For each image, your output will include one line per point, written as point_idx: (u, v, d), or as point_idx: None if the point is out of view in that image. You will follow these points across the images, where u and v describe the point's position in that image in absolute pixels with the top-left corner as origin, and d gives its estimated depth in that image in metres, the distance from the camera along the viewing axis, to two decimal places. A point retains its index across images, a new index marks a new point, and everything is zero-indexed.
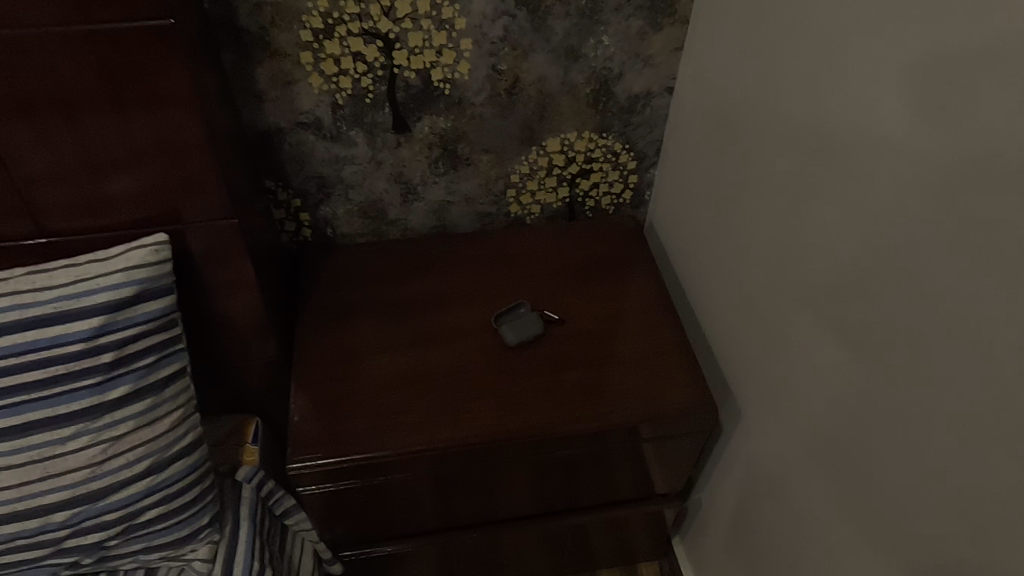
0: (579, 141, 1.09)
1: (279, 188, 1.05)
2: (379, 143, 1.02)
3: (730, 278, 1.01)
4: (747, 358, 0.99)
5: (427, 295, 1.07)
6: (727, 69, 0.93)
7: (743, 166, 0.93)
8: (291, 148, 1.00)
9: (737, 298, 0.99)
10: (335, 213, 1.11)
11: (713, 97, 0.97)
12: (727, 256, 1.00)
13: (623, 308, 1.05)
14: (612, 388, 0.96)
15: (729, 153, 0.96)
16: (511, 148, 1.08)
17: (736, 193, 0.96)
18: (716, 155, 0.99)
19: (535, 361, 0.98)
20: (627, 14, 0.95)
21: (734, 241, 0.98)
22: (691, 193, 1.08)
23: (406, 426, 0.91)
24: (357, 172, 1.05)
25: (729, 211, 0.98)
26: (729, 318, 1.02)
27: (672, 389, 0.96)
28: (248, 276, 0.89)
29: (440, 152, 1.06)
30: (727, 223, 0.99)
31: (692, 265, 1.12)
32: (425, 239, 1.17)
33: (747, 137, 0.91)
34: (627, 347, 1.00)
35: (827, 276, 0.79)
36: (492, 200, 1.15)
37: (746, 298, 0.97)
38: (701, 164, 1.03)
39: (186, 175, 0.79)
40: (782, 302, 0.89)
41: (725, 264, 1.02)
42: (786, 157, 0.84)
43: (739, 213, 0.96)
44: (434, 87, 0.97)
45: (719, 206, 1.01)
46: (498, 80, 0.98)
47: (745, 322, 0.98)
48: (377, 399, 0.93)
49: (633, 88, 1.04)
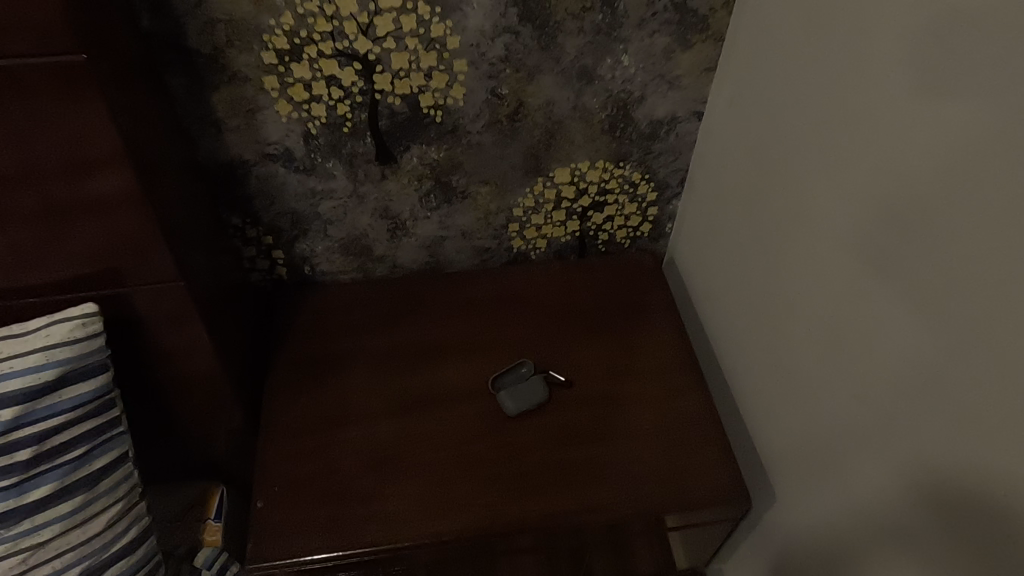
0: (593, 170, 0.95)
1: (247, 225, 0.92)
2: (361, 176, 0.89)
3: (753, 340, 0.86)
4: (767, 434, 0.85)
5: (413, 346, 0.94)
6: (760, 101, 0.78)
7: (772, 215, 0.79)
8: (258, 182, 0.87)
9: (760, 364, 0.85)
10: (313, 250, 0.97)
11: (745, 130, 0.82)
12: (751, 314, 0.86)
13: (641, 367, 0.92)
14: (626, 468, 0.82)
15: (757, 197, 0.81)
16: (514, 179, 0.94)
17: (763, 245, 0.81)
18: (744, 196, 0.85)
19: (539, 433, 0.85)
20: (652, 30, 0.80)
21: (759, 299, 0.84)
22: (717, 234, 0.93)
23: (386, 516, 0.78)
24: (336, 208, 0.92)
25: (756, 264, 0.84)
26: (750, 383, 0.88)
27: (697, 470, 0.83)
28: (202, 341, 0.76)
29: (431, 185, 0.92)
30: (752, 276, 0.85)
31: (716, 314, 0.98)
32: (416, 277, 1.03)
33: (778, 183, 0.76)
34: (644, 416, 0.87)
35: (858, 363, 0.65)
36: (491, 234, 1.01)
37: (769, 366, 0.83)
38: (728, 202, 0.89)
39: (125, 232, 0.65)
40: (808, 383, 0.74)
41: (747, 323, 0.87)
42: (819, 215, 0.69)
43: (765, 269, 0.81)
44: (423, 113, 0.83)
45: (744, 254, 0.86)
46: (498, 105, 0.84)
47: (768, 395, 0.84)
48: (354, 482, 0.80)
49: (656, 113, 0.89)
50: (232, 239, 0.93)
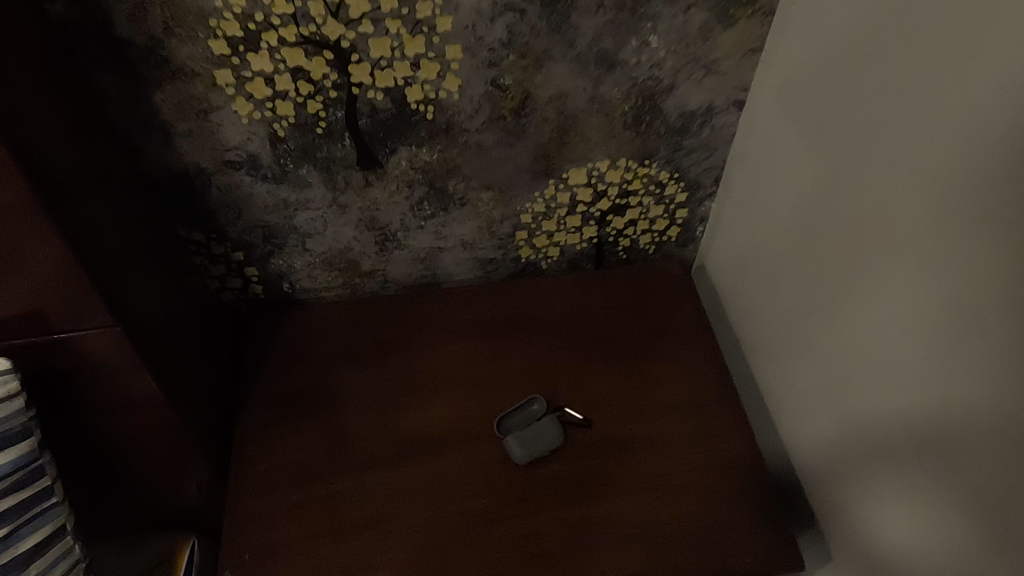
0: (613, 170, 0.81)
1: (212, 241, 0.79)
2: (341, 185, 0.76)
3: (801, 379, 0.73)
4: (820, 495, 0.72)
5: (405, 379, 0.82)
6: (817, 92, 0.64)
7: (829, 233, 0.65)
8: (219, 194, 0.74)
9: (809, 409, 0.72)
10: (291, 265, 0.85)
11: (795, 128, 0.69)
12: (798, 345, 0.73)
13: (668, 404, 0.81)
14: (652, 530, 0.71)
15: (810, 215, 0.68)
16: (520, 182, 0.80)
17: (818, 270, 0.68)
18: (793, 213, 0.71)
19: (552, 486, 0.74)
20: (686, 5, 0.66)
21: (809, 332, 0.70)
22: (756, 249, 0.80)
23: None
24: (314, 219, 0.79)
25: (805, 290, 0.70)
26: (794, 428, 0.76)
27: (734, 532, 0.71)
28: (151, 391, 0.64)
29: (424, 192, 0.79)
30: (799, 304, 0.72)
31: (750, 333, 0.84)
32: (410, 294, 0.91)
33: (839, 196, 0.63)
34: (674, 464, 0.76)
35: (953, 429, 0.52)
36: (495, 244, 0.88)
37: (820, 413, 0.70)
38: (772, 216, 0.75)
39: (48, 280, 0.54)
40: (877, 446, 0.61)
41: (795, 355, 0.74)
42: (899, 243, 0.55)
43: (819, 298, 0.68)
44: (411, 110, 0.70)
45: (790, 277, 0.73)
46: (500, 98, 0.71)
47: (820, 447, 0.71)
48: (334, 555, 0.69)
49: (688, 103, 0.75)
50: (195, 257, 0.81)
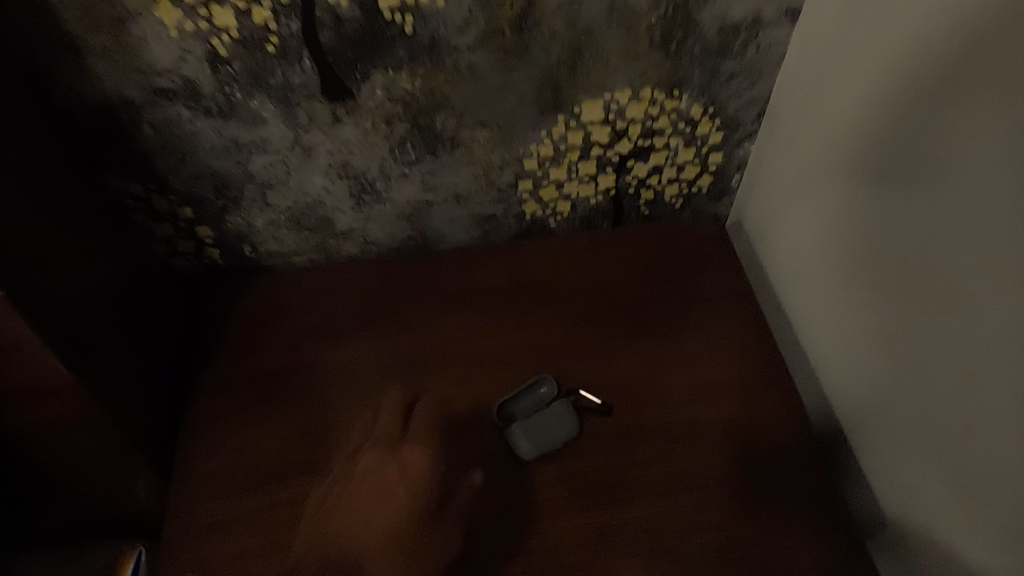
0: (634, 103, 0.68)
1: (152, 194, 0.66)
2: (304, 121, 0.62)
3: (860, 363, 0.60)
4: (895, 504, 0.58)
5: (390, 357, 0.69)
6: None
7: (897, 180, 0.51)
8: (155, 133, 0.60)
9: (870, 401, 0.59)
10: (251, 224, 0.71)
11: (857, 48, 0.55)
12: (857, 322, 0.59)
13: (704, 386, 0.68)
14: (690, 544, 0.59)
15: (870, 163, 0.54)
16: (523, 118, 0.66)
17: (880, 230, 0.54)
18: (849, 163, 0.57)
19: (563, 485, 0.62)
20: None
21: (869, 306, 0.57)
22: (804, 208, 0.67)
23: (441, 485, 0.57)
24: (273, 165, 0.66)
25: (863, 256, 0.57)
26: (855, 421, 0.62)
27: (787, 541, 0.59)
28: (65, 378, 0.51)
29: (406, 129, 0.65)
30: (857, 274, 0.58)
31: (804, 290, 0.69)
32: (396, 258, 0.77)
33: (907, 130, 0.49)
34: (711, 458, 0.63)
35: None
36: (494, 196, 0.74)
37: (884, 406, 0.57)
38: (823, 167, 0.62)
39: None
40: (963, 451, 0.48)
41: (853, 334, 0.61)
42: (1005, 171, 0.41)
43: (883, 265, 0.54)
44: (385, 19, 0.55)
45: (845, 240, 0.60)
46: (497, 5, 0.56)
47: (890, 448, 0.57)
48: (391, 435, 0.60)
49: (730, 14, 0.61)
50: (133, 215, 0.67)
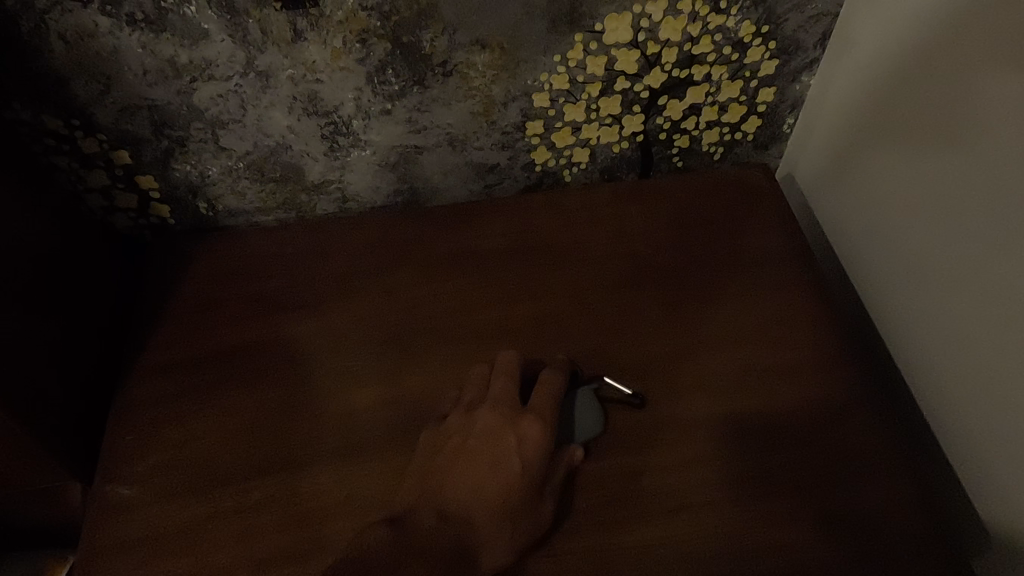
0: (670, 18, 0.54)
1: (77, 132, 0.54)
2: (256, 37, 0.50)
3: (962, 329, 0.48)
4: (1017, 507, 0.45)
5: (371, 332, 0.57)
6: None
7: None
8: (66, 49, 0.48)
9: (982, 375, 0.47)
10: (205, 174, 0.59)
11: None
12: (962, 278, 0.47)
13: (755, 368, 0.55)
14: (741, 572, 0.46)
15: (989, 66, 0.42)
16: (532, 39, 0.54)
17: (1007, 151, 0.42)
18: (954, 72, 0.45)
19: (581, 485, 0.50)
20: None
21: (983, 255, 0.45)
22: (880, 141, 0.54)
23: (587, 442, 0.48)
24: (222, 98, 0.53)
25: (975, 192, 0.45)
26: (962, 407, 0.49)
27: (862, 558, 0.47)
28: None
29: (385, 51, 0.52)
30: (964, 214, 0.46)
31: (887, 242, 0.55)
32: (381, 215, 0.65)
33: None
34: (765, 454, 0.51)
35: None
36: (498, 140, 0.61)
37: (1005, 380, 0.44)
38: (913, 85, 0.50)
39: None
40: None
41: (955, 295, 0.48)
42: None
43: (1009, 197, 0.42)
44: None
45: (942, 172, 0.48)
46: None
47: (1013, 438, 0.44)
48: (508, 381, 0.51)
49: None
50: (56, 158, 0.55)
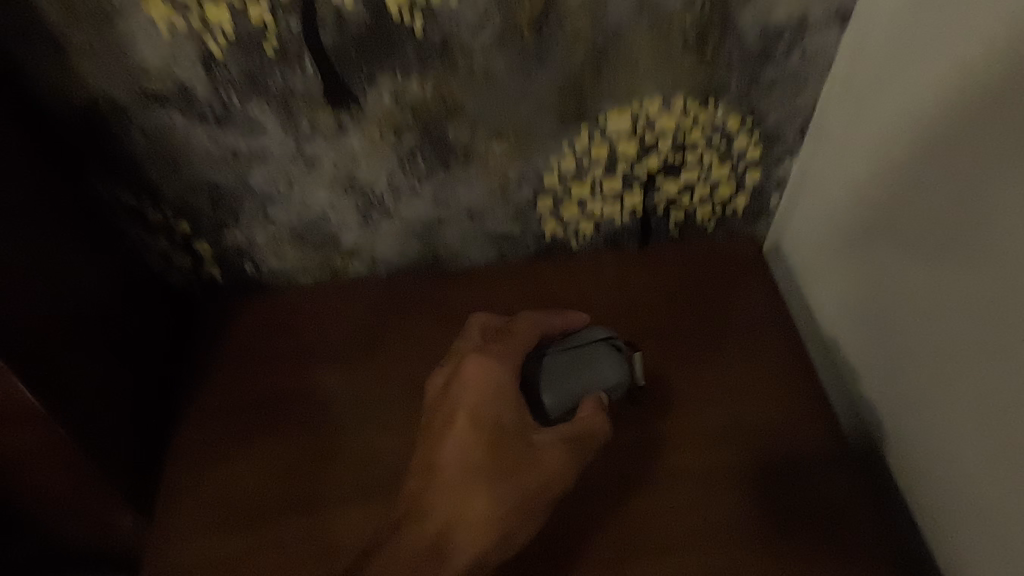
0: (664, 113, 0.62)
1: (147, 206, 0.62)
2: (305, 129, 0.57)
3: (922, 390, 0.54)
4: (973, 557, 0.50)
5: (395, 386, 0.64)
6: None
7: (970, 188, 0.46)
8: (145, 140, 0.56)
9: (938, 432, 0.52)
10: (253, 241, 0.67)
11: (928, 53, 0.49)
12: (921, 345, 0.53)
13: (738, 426, 0.61)
14: None
15: (936, 170, 0.49)
16: (543, 131, 0.61)
17: (950, 242, 0.49)
18: (909, 171, 0.52)
19: (579, 531, 0.56)
20: None
21: (936, 325, 0.51)
22: (852, 219, 0.61)
23: (579, 466, 0.54)
24: (274, 178, 0.61)
25: (927, 274, 0.52)
26: (930, 469, 0.54)
27: None
28: (13, 384, 0.46)
29: (415, 139, 0.60)
30: (922, 291, 0.52)
31: (859, 309, 0.62)
32: (407, 279, 0.72)
33: (999, 151, 0.43)
34: (743, 506, 0.57)
35: None
36: (512, 212, 0.69)
37: (958, 438, 0.50)
38: (876, 173, 0.57)
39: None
40: None
41: (916, 360, 0.54)
42: None
43: (974, 306, 0.47)
44: (392, 21, 0.51)
45: (902, 252, 0.54)
46: (516, 4, 0.51)
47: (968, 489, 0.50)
48: (485, 386, 0.55)
49: (772, 17, 0.55)
50: (126, 228, 0.63)
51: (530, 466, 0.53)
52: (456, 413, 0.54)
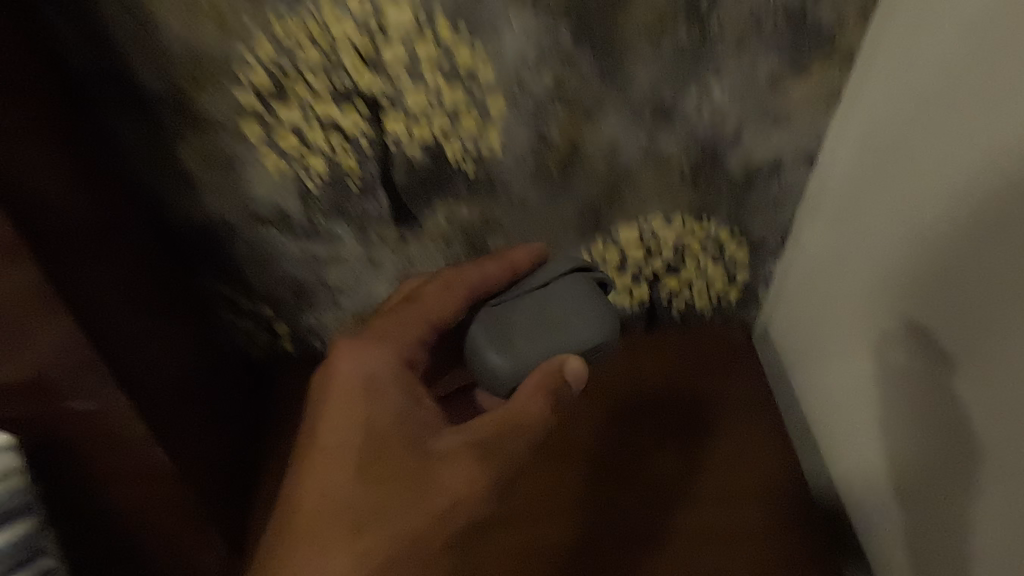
0: (667, 227, 0.75)
1: (240, 295, 0.76)
2: (374, 241, 0.71)
3: (865, 457, 0.66)
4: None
5: None
6: (889, 146, 0.57)
7: (892, 304, 0.58)
8: (247, 248, 0.70)
9: (879, 493, 0.64)
10: (323, 322, 0.80)
11: (860, 191, 0.62)
12: (864, 421, 0.65)
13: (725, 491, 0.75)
14: None
15: (868, 285, 0.62)
16: (566, 242, 0.75)
17: (880, 343, 0.61)
18: (851, 281, 0.65)
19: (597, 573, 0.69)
20: (754, 55, 0.59)
21: (873, 406, 0.63)
22: (812, 311, 0.74)
23: (486, 476, 0.52)
24: (345, 276, 0.75)
25: (866, 366, 0.64)
26: (874, 520, 0.66)
27: None
28: (125, 409, 0.53)
29: (462, 248, 0.73)
30: (862, 378, 0.65)
31: (820, 385, 0.74)
32: None
33: (909, 279, 0.55)
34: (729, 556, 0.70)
35: None
36: None
37: (892, 498, 0.62)
38: (828, 277, 0.69)
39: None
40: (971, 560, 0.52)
41: (861, 433, 0.66)
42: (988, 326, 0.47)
43: (908, 409, 0.58)
44: (449, 164, 0.64)
45: (848, 344, 0.67)
46: (547, 151, 0.65)
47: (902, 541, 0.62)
48: (365, 384, 0.53)
49: (753, 159, 0.68)
50: (221, 312, 0.77)
51: (427, 488, 0.51)
52: (346, 392, 0.53)
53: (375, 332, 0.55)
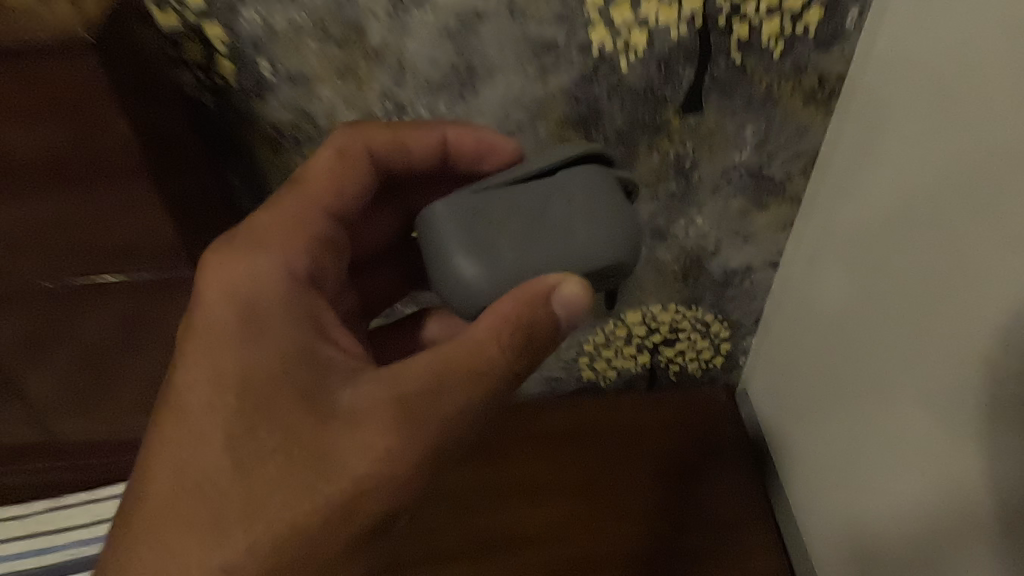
0: (663, 312, 0.96)
1: None
2: None
3: (813, 489, 0.86)
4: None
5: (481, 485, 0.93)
6: (824, 263, 0.77)
7: (829, 376, 0.79)
8: None
9: (823, 518, 0.84)
10: None
11: (808, 292, 0.82)
12: (812, 461, 0.85)
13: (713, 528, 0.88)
14: None
15: (814, 361, 0.82)
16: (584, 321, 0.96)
17: (822, 405, 0.81)
18: (804, 356, 0.85)
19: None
20: (727, 195, 0.80)
21: (819, 451, 0.83)
22: (778, 374, 0.93)
23: (401, 430, 0.47)
24: None
25: (812, 420, 0.84)
26: (819, 540, 0.86)
27: None
28: None
29: None
30: (811, 428, 0.85)
31: (780, 432, 0.94)
32: None
33: (838, 359, 0.76)
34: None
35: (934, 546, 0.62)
36: (562, 365, 1.03)
37: (831, 521, 0.82)
38: (790, 351, 0.89)
39: (71, 214, 0.61)
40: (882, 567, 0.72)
41: (811, 471, 0.86)
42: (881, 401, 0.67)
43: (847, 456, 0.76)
44: None
45: (803, 403, 0.86)
46: None
47: (838, 552, 0.82)
48: (243, 306, 0.51)
49: (729, 264, 0.89)
50: None
51: (330, 468, 0.47)
52: (221, 310, 0.51)
53: (254, 236, 0.53)
